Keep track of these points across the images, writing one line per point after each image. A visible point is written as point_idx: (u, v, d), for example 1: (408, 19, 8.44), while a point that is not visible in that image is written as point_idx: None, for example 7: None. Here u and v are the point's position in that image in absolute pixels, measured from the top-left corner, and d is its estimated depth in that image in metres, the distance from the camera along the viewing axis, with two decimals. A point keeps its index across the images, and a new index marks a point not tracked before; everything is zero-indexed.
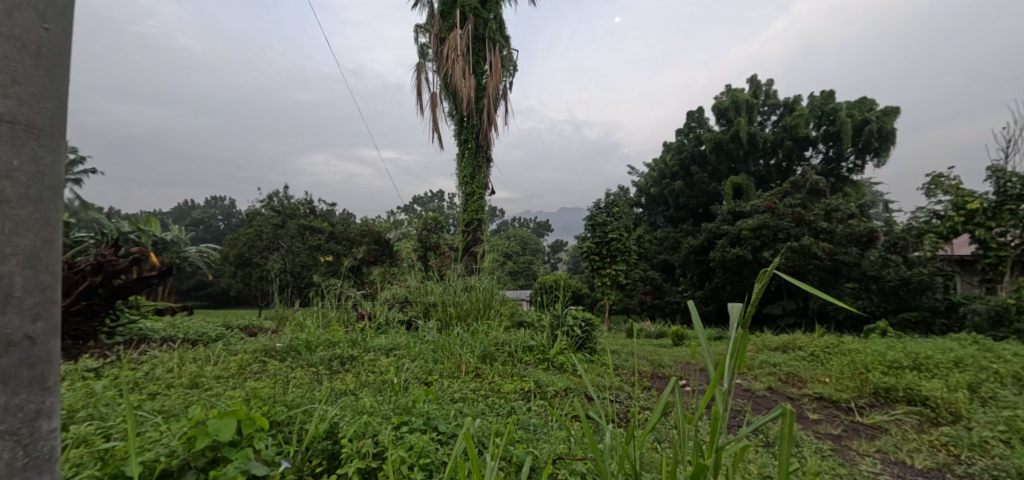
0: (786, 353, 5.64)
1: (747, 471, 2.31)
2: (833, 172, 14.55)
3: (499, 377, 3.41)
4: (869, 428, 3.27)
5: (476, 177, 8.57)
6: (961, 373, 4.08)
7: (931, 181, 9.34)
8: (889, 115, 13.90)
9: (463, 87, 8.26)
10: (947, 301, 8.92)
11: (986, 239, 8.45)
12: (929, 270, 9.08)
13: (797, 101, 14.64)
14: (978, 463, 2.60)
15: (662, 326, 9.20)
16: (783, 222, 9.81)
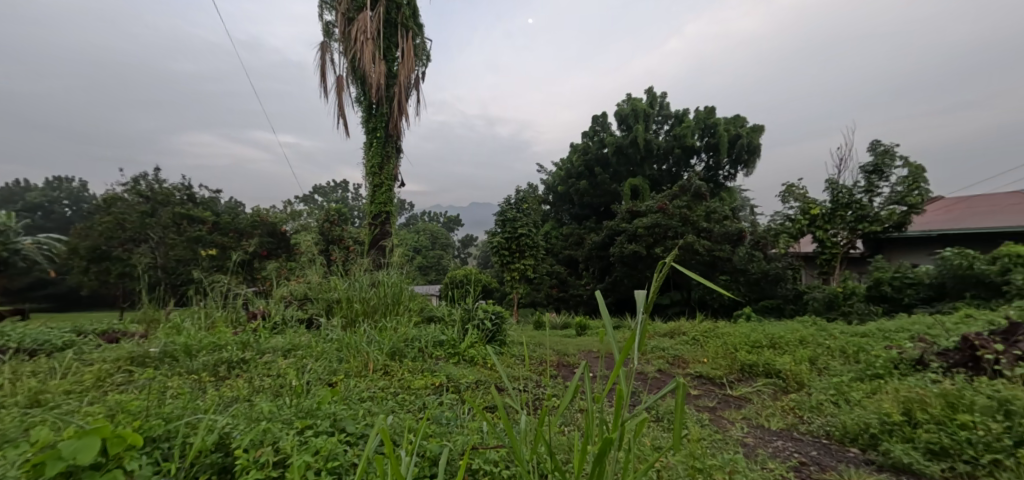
0: (671, 338, 6.33)
1: (642, 444, 2.55)
2: (712, 179, 16.24)
3: (409, 373, 3.34)
4: (737, 398, 3.80)
5: (385, 168, 8.18)
6: (804, 349, 4.92)
7: (786, 189, 11.03)
8: (756, 132, 16.00)
9: (373, 72, 7.85)
10: (796, 290, 10.55)
11: (824, 240, 10.55)
12: (782, 264, 10.68)
13: (685, 113, 16.21)
14: (816, 422, 3.17)
15: (566, 317, 9.67)
16: (672, 222, 10.93)
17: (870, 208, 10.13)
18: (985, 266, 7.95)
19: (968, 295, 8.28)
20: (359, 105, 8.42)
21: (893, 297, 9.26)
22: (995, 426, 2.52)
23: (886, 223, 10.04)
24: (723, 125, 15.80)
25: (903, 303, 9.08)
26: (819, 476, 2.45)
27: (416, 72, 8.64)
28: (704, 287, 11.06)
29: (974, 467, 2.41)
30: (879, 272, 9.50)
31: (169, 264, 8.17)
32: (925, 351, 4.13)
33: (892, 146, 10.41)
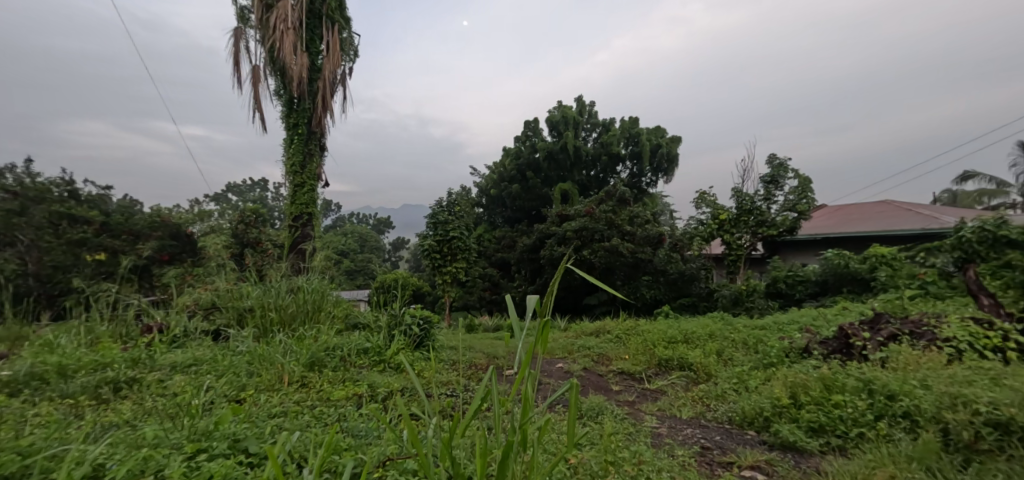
0: (598, 336, 6.61)
1: (561, 441, 2.63)
2: (635, 185, 16.96)
3: (329, 383, 3.18)
4: (653, 391, 4.06)
5: (307, 167, 7.71)
6: (712, 343, 5.37)
7: (699, 197, 11.97)
8: (674, 142, 17.11)
9: (294, 64, 7.38)
10: (708, 288, 11.48)
11: (731, 242, 11.60)
12: (696, 265, 11.54)
13: (612, 122, 16.91)
14: (721, 409, 3.47)
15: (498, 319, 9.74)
16: (598, 225, 11.43)
17: (768, 214, 11.43)
18: (857, 265, 9.37)
19: (844, 290, 9.53)
20: (278, 98, 7.87)
21: (786, 293, 10.36)
22: (861, 404, 2.93)
23: (780, 228, 11.30)
24: (646, 135, 16.70)
25: (794, 298, 10.19)
26: (721, 459, 2.68)
27: (343, 67, 8.24)
28: (627, 287, 11.67)
29: (844, 440, 2.78)
30: (775, 271, 10.64)
31: (46, 273, 5.36)
32: (810, 340, 4.70)
33: (786, 160, 11.70)
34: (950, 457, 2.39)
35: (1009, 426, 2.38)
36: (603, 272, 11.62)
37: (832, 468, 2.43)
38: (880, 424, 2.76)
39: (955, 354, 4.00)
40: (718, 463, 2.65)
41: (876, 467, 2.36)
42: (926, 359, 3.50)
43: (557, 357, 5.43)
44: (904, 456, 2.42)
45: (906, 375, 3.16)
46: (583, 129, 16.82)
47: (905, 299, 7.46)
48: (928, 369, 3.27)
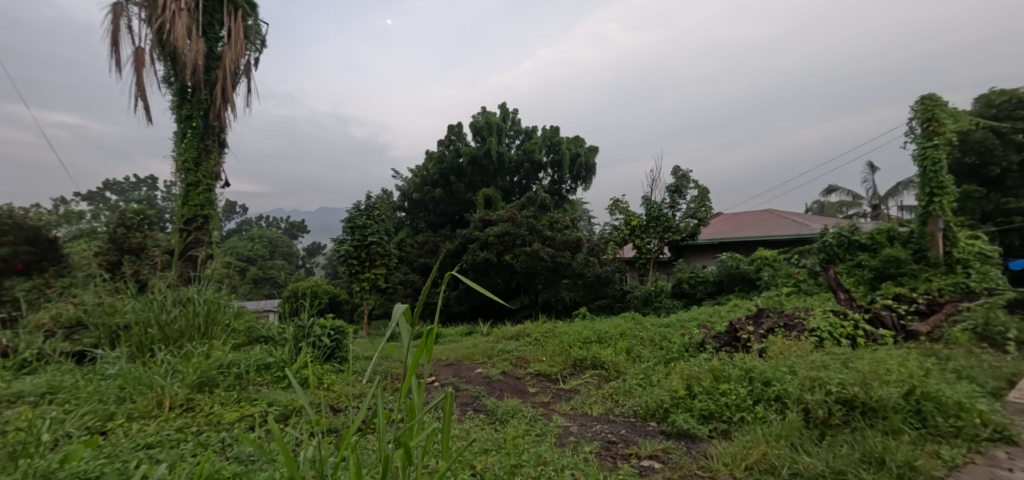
0: (517, 340, 6.71)
1: (470, 447, 2.63)
2: (556, 192, 17.46)
3: (220, 405, 2.92)
4: (567, 391, 4.21)
5: (203, 164, 7.05)
6: (622, 341, 5.68)
7: (614, 204, 12.62)
8: (592, 152, 17.85)
9: (188, 50, 6.71)
10: (622, 290, 12.11)
11: (641, 246, 12.41)
12: (611, 268, 12.09)
13: (534, 130, 17.26)
14: (628, 404, 3.67)
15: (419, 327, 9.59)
16: (520, 230, 11.61)
17: (673, 220, 12.39)
18: (746, 266, 10.42)
19: (736, 289, 10.55)
20: (168, 86, 7.12)
21: (689, 292, 11.24)
22: (743, 390, 3.23)
23: (684, 234, 12.27)
24: (566, 144, 17.23)
25: (696, 297, 11.11)
26: (623, 451, 2.79)
27: (246, 56, 7.58)
28: (547, 291, 12.02)
29: (729, 424, 3.05)
30: (680, 272, 11.49)
31: None
32: (706, 336, 5.13)
33: (688, 172, 12.73)
34: (809, 432, 2.71)
35: (854, 403, 2.86)
36: (525, 277, 11.88)
37: (716, 450, 2.62)
38: (757, 407, 3.06)
39: (820, 342, 4.61)
40: (621, 455, 2.75)
41: (753, 446, 2.58)
42: (796, 348, 3.98)
43: (477, 362, 5.44)
44: (773, 435, 2.67)
45: (779, 363, 3.55)
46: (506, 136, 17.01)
47: (784, 296, 8.46)
48: (797, 356, 3.70)
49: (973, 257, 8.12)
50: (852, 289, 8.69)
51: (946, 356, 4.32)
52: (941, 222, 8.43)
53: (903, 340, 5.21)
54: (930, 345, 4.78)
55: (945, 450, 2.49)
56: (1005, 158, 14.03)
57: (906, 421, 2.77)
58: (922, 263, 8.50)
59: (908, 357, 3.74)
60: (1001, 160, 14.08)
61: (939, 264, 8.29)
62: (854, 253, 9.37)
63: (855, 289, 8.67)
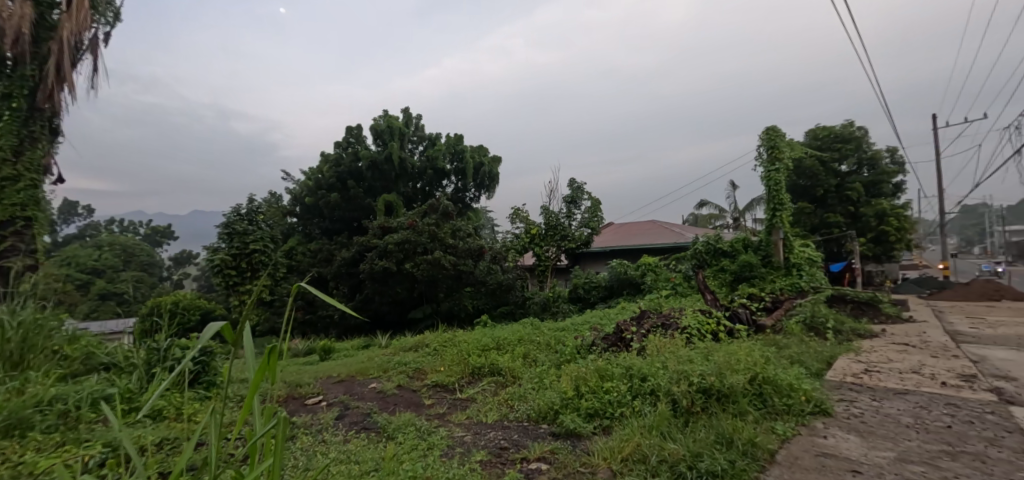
0: (415, 351, 6.58)
1: (352, 468, 2.52)
2: (459, 200, 17.47)
3: (35, 452, 2.46)
4: (463, 400, 4.21)
5: (25, 155, 5.98)
6: (520, 347, 5.83)
7: (514, 212, 12.96)
8: (495, 162, 18.10)
9: (7, 13, 5.63)
10: (523, 297, 12.21)
11: (540, 254, 12.98)
12: (512, 275, 12.19)
13: (438, 137, 17.08)
14: (521, 408, 3.74)
15: (309, 343, 9.02)
16: (421, 238, 11.42)
17: (569, 229, 13.06)
18: (633, 272, 11.19)
19: (625, 293, 11.37)
20: None
21: (584, 297, 11.98)
22: (623, 387, 3.47)
23: (579, 242, 12.99)
24: (470, 152, 17.26)
25: (589, 302, 11.82)
26: (512, 456, 2.83)
27: (92, 28, 6.51)
28: (449, 300, 11.94)
29: (610, 420, 3.25)
30: (576, 278, 12.15)
31: None
32: (595, 337, 5.47)
33: (583, 184, 13.51)
34: (676, 421, 2.98)
35: (711, 390, 3.20)
36: (427, 285, 11.70)
37: (597, 446, 2.73)
38: (635, 402, 3.30)
39: (690, 339, 5.16)
40: (509, 460, 2.79)
41: (628, 439, 2.71)
42: (669, 345, 4.42)
43: (371, 377, 5.23)
44: (646, 426, 2.85)
45: (653, 359, 3.90)
46: (408, 141, 16.64)
47: (663, 299, 9.35)
48: (669, 353, 4.08)
49: (804, 261, 9.74)
50: (716, 289, 9.86)
51: (784, 345, 5.10)
52: (780, 233, 9.97)
53: (755, 333, 6.04)
54: (773, 337, 5.60)
55: (779, 426, 2.91)
56: (827, 182, 17.10)
57: (751, 403, 3.18)
58: (769, 267, 9.94)
59: (756, 348, 4.33)
60: (824, 183, 17.07)
61: (780, 266, 9.79)
62: (718, 259, 10.60)
63: (719, 289, 9.85)
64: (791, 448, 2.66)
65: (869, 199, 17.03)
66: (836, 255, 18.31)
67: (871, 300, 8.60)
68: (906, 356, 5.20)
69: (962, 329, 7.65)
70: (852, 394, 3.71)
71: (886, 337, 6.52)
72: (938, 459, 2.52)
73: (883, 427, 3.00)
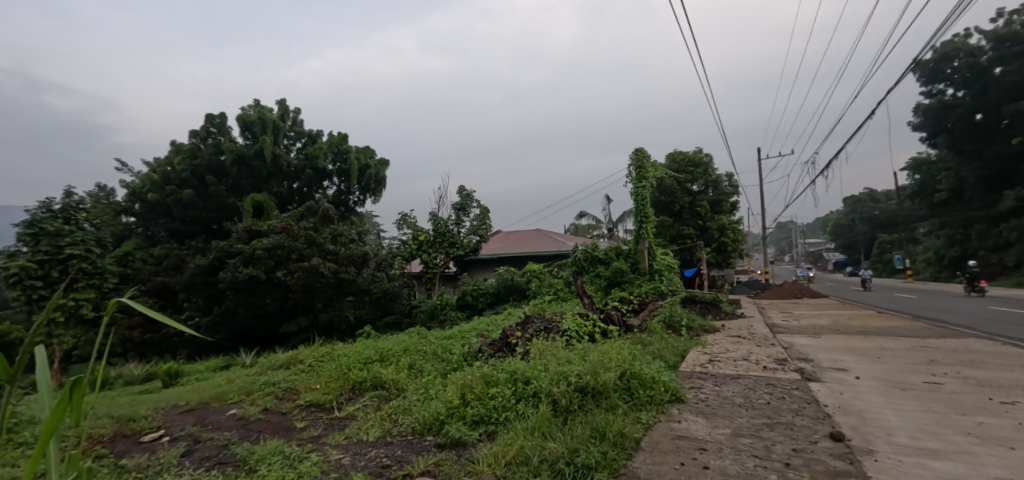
0: (286, 369, 6.01)
1: None
2: (342, 203, 16.43)
3: None
4: (342, 419, 3.94)
5: None
6: (404, 357, 5.65)
7: (401, 218, 12.59)
8: (383, 165, 17.31)
9: None
10: (410, 305, 11.99)
11: (427, 261, 12.73)
12: (399, 283, 11.85)
13: (319, 135, 15.87)
14: (405, 422, 3.61)
15: (151, 367, 7.74)
16: (296, 243, 10.48)
17: (458, 236, 13.01)
18: (519, 278, 11.58)
19: (511, 299, 11.67)
20: None
21: (471, 304, 12.08)
22: (508, 393, 3.54)
23: (468, 250, 13.10)
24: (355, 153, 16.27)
25: (477, 308, 11.96)
26: (394, 474, 2.71)
27: None
28: (328, 311, 11.18)
29: (495, 426, 3.28)
30: (464, 285, 12.21)
31: None
32: (482, 344, 5.52)
33: (472, 191, 13.63)
34: (556, 420, 3.12)
35: (587, 389, 3.42)
36: (302, 295, 10.81)
37: (481, 453, 2.74)
38: (519, 405, 3.39)
39: (568, 341, 5.47)
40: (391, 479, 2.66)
41: (511, 442, 2.77)
42: (550, 347, 4.63)
43: (231, 402, 4.65)
44: (529, 428, 2.94)
45: (535, 363, 4.05)
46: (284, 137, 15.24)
47: (545, 304, 9.83)
48: (550, 354, 4.27)
49: (664, 268, 10.99)
50: (593, 294, 10.58)
51: (647, 342, 5.68)
52: (646, 242, 11.12)
53: (624, 333, 6.61)
54: (639, 336, 6.19)
55: (644, 416, 3.22)
56: (682, 199, 19.53)
57: (621, 397, 3.48)
58: (636, 272, 10.97)
59: (625, 347, 4.73)
60: (679, 200, 19.49)
61: (646, 272, 10.87)
62: (594, 266, 11.43)
63: (595, 294, 10.63)
64: (653, 434, 2.95)
65: (713, 215, 19.85)
66: (689, 263, 20.96)
67: (715, 301, 9.99)
68: (739, 346, 6.13)
69: (778, 322, 9.29)
70: (700, 382, 4.25)
71: (725, 331, 7.63)
72: (762, 430, 2.98)
73: (722, 408, 3.48)
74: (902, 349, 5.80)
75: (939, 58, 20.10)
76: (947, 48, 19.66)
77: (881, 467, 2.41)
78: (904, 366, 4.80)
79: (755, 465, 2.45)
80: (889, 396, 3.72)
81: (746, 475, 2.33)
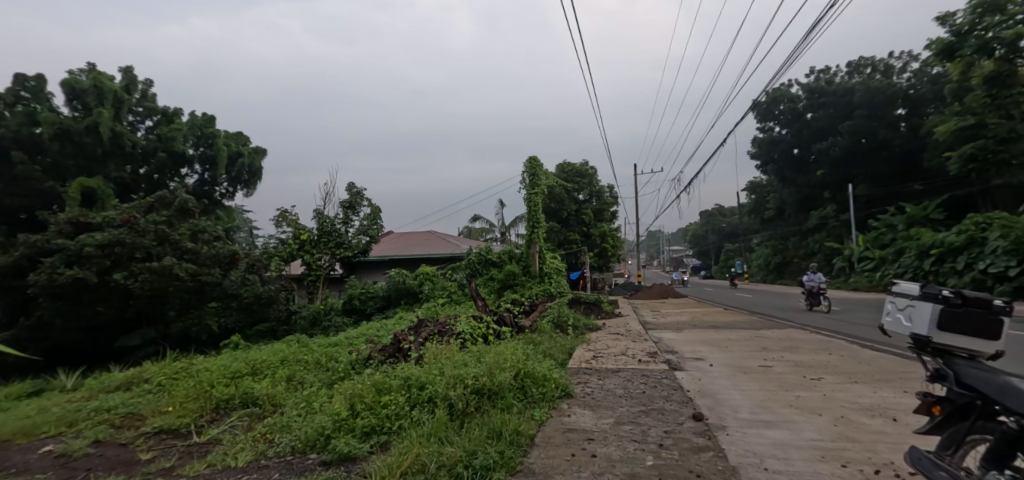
0: (126, 391, 4.99)
1: None
2: (205, 195, 14.27)
3: None
4: (202, 445, 3.38)
5: None
6: (282, 369, 5.12)
7: (281, 215, 11.38)
8: (258, 154, 15.29)
9: None
10: (287, 310, 10.99)
11: (310, 262, 12.09)
12: (275, 286, 10.78)
13: (177, 114, 13.52)
14: (283, 441, 3.21)
15: None
16: (142, 240, 8.76)
17: (345, 236, 12.53)
18: (411, 281, 11.17)
19: (402, 303, 11.21)
20: None
21: (359, 308, 11.40)
22: (402, 400, 3.40)
23: (356, 250, 12.66)
24: (222, 137, 14.15)
25: (365, 313, 11.45)
26: None
27: None
28: (183, 321, 9.72)
29: (388, 435, 3.09)
30: (351, 289, 11.47)
31: None
32: (372, 350, 5.23)
33: (363, 188, 12.89)
34: (452, 424, 3.08)
35: (483, 390, 3.46)
36: (147, 302, 9.15)
37: (374, 465, 2.55)
38: (413, 412, 3.27)
39: (463, 343, 5.47)
40: None
41: (407, 451, 2.64)
42: (446, 350, 4.60)
43: (45, 437, 3.71)
44: (425, 435, 2.86)
45: (430, 367, 3.97)
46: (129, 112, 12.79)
47: (438, 307, 9.66)
48: (446, 358, 4.23)
49: (552, 271, 11.59)
50: (486, 296, 10.74)
51: (539, 342, 5.93)
52: (537, 246, 11.60)
53: (517, 334, 6.77)
54: (530, 336, 6.43)
55: (537, 412, 3.35)
56: (569, 207, 20.79)
57: (514, 396, 3.57)
58: (527, 275, 11.40)
59: (518, 347, 4.89)
60: (567, 208, 20.70)
61: (536, 275, 11.37)
62: (488, 268, 11.52)
63: (488, 296, 10.79)
64: (546, 430, 3.08)
65: (596, 222, 21.59)
66: (573, 266, 22.46)
67: (596, 301, 10.85)
68: (618, 342, 6.75)
69: (646, 319, 10.47)
70: (586, 377, 4.57)
71: (606, 329, 8.27)
72: (640, 417, 3.30)
73: (606, 399, 3.78)
74: (744, 340, 6.92)
75: (770, 101, 24.36)
76: (776, 93, 24.11)
77: (731, 440, 2.84)
78: (745, 354, 5.75)
79: (636, 449, 2.71)
80: (735, 379, 4.42)
81: (629, 458, 2.55)
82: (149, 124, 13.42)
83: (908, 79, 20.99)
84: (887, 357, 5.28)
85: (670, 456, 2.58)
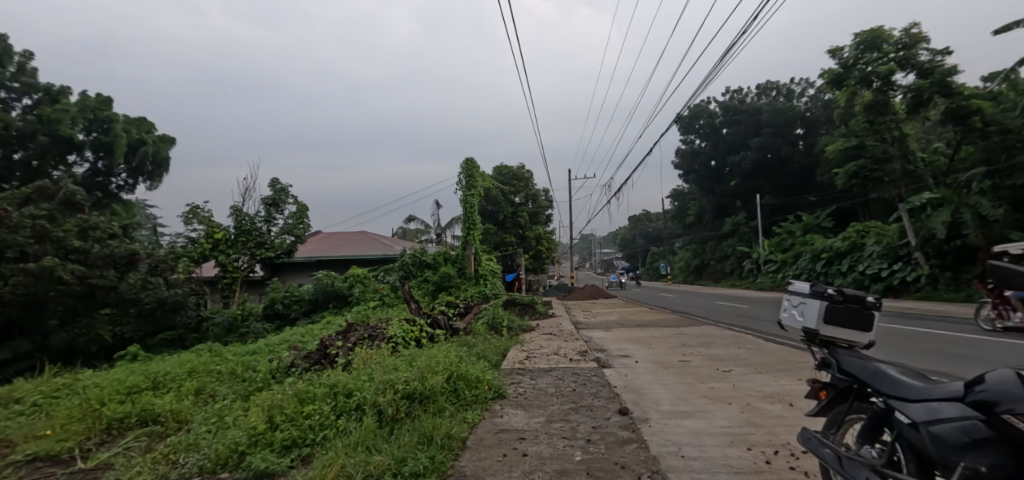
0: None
1: None
2: (98, 186, 12.77)
3: None
4: (88, 472, 2.97)
5: None
6: (190, 382, 4.67)
7: (190, 212, 10.40)
8: (165, 142, 13.81)
9: None
10: (197, 316, 10.08)
11: (225, 264, 11.16)
12: (184, 291, 9.82)
13: (62, 93, 11.83)
14: (189, 460, 2.90)
15: None
16: (15, 237, 7.58)
17: (266, 236, 11.72)
18: (340, 283, 10.65)
19: (330, 306, 10.73)
20: None
21: (282, 313, 10.91)
22: (326, 409, 3.23)
23: (278, 251, 11.88)
24: (121, 123, 12.64)
25: (289, 318, 10.86)
26: None
27: None
28: (68, 331, 8.53)
29: (311, 448, 2.91)
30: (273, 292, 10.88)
31: None
32: (294, 357, 4.92)
33: (287, 185, 12.11)
34: (381, 431, 2.97)
35: (415, 395, 3.38)
36: (21, 309, 7.96)
37: None
38: (339, 421, 3.11)
39: (394, 347, 5.31)
40: None
41: (330, 463, 2.49)
42: (375, 355, 4.44)
43: None
44: (351, 444, 2.73)
45: (357, 373, 3.82)
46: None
47: (369, 311, 9.29)
48: (375, 364, 4.09)
49: (488, 273, 11.61)
50: (420, 298, 10.47)
51: (472, 344, 5.90)
52: (472, 248, 11.56)
53: (450, 337, 6.66)
54: (465, 338, 6.38)
55: (469, 415, 3.32)
56: (505, 209, 20.91)
57: (447, 399, 3.53)
58: (462, 277, 11.33)
59: (451, 349, 4.84)
60: (504, 210, 20.80)
61: (471, 277, 11.33)
62: (422, 270, 11.26)
63: (422, 298, 10.52)
64: (477, 432, 3.06)
65: (531, 225, 21.96)
66: (509, 267, 22.65)
67: (530, 302, 11.02)
68: (550, 342, 6.90)
69: (577, 319, 10.81)
70: (519, 377, 4.62)
71: (539, 329, 8.42)
72: (569, 414, 3.39)
73: (537, 399, 3.84)
74: (667, 337, 7.36)
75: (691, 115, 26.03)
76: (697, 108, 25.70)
77: (652, 431, 3.00)
78: (667, 350, 6.12)
79: (566, 445, 2.78)
80: (657, 374, 4.68)
81: (558, 455, 2.61)
82: (26, 102, 11.71)
83: (807, 104, 23.49)
84: (787, 349, 5.88)
85: (597, 450, 2.68)
